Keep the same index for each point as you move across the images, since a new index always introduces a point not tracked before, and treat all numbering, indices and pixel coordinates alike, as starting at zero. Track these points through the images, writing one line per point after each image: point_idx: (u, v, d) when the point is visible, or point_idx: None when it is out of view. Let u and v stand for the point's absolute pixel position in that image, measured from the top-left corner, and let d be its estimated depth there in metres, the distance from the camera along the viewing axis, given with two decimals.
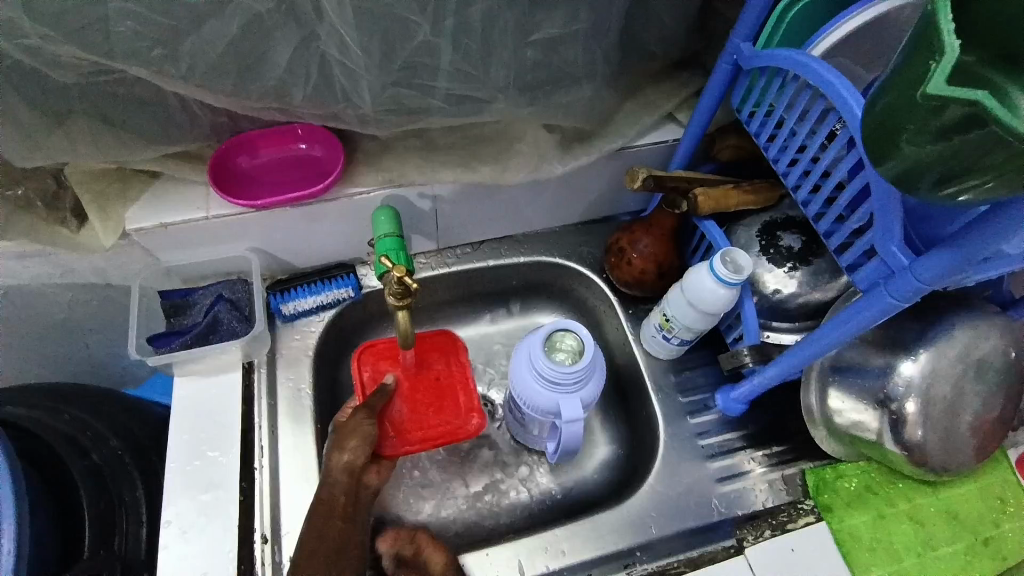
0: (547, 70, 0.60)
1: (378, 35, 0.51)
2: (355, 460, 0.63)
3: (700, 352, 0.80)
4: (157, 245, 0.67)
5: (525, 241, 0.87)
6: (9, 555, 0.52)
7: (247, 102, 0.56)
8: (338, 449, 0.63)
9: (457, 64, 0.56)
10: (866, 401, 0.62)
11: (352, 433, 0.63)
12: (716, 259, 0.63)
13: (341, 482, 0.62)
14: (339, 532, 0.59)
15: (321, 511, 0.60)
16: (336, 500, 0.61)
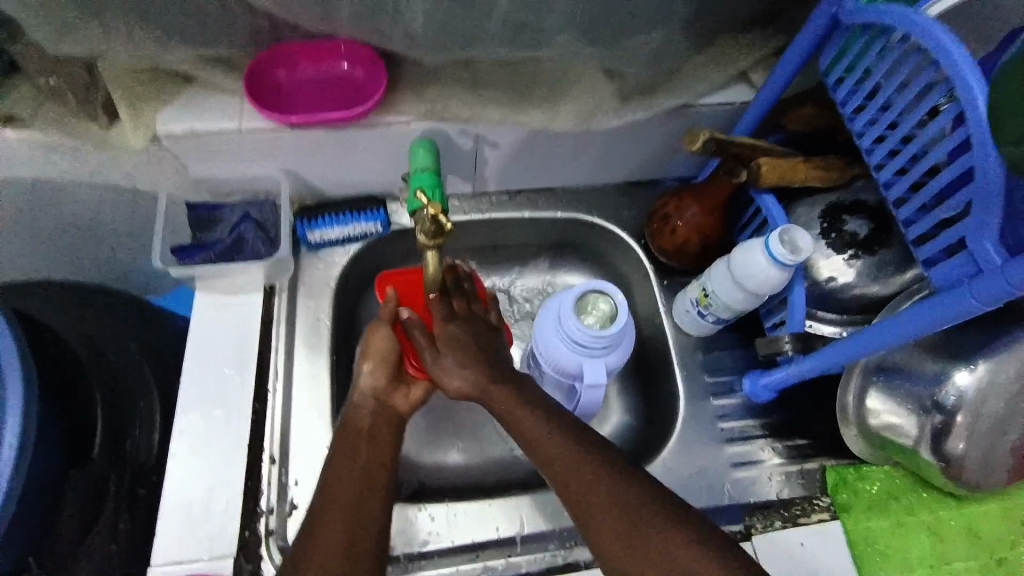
0: (617, 5, 0.54)
1: None
2: (381, 382, 0.60)
3: (733, 333, 0.76)
4: (186, 153, 0.64)
5: (564, 195, 0.83)
6: (9, 448, 0.52)
7: (289, 5, 0.51)
8: (359, 369, 0.61)
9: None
10: (908, 407, 0.58)
11: (375, 351, 0.61)
12: (773, 238, 0.58)
13: (368, 405, 0.59)
14: (367, 457, 0.55)
15: (345, 437, 0.56)
16: (361, 424, 0.57)
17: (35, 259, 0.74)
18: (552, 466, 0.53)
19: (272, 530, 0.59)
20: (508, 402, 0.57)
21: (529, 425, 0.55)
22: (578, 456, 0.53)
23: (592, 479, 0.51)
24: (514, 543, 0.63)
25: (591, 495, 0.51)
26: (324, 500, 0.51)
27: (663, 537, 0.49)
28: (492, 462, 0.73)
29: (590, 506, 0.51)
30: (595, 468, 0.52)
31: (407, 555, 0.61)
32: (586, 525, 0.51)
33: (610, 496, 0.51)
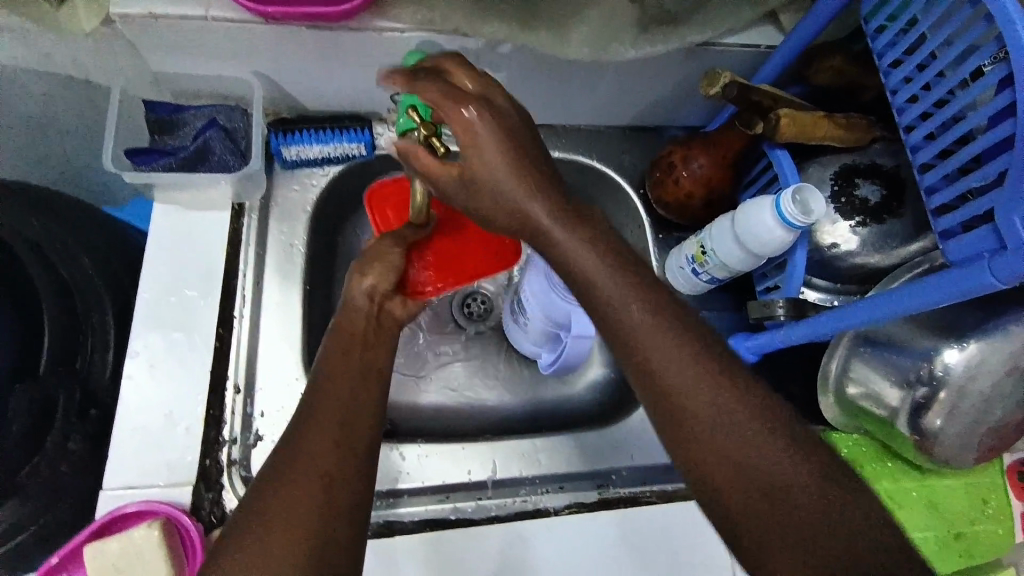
0: None
1: None
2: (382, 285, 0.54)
3: (723, 294, 0.74)
4: (145, 41, 0.56)
5: (564, 134, 0.78)
6: None
7: None
8: (359, 274, 0.54)
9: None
10: (894, 379, 0.58)
11: (378, 260, 0.55)
12: (785, 198, 0.55)
13: (364, 309, 0.53)
14: (363, 360, 0.50)
15: (341, 337, 0.51)
16: (358, 326, 0.52)
17: None
18: (614, 320, 0.44)
19: (234, 461, 0.56)
20: (564, 233, 0.46)
21: (589, 263, 0.46)
22: (646, 316, 0.43)
23: (662, 342, 0.42)
24: (485, 487, 0.62)
25: (654, 363, 0.42)
26: (315, 401, 0.46)
27: (729, 423, 0.40)
28: (468, 406, 0.72)
29: (653, 373, 0.42)
30: (667, 330, 0.43)
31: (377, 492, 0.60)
32: (648, 399, 0.43)
33: (667, 345, 0.42)
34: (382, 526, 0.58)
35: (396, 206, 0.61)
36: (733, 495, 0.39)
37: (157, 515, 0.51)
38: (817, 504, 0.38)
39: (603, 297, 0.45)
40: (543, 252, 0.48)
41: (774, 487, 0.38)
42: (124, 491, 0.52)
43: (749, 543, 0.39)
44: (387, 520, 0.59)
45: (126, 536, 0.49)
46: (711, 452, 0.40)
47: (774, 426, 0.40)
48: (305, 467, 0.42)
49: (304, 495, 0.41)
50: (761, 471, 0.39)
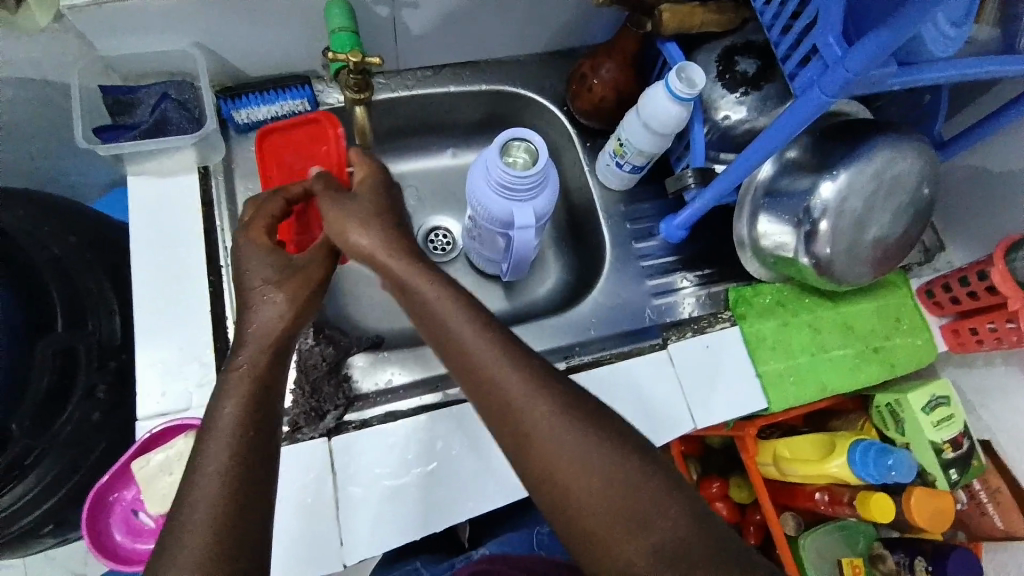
0: None
1: None
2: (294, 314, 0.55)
3: (650, 184, 0.84)
4: (96, 32, 0.62)
5: (487, 69, 0.87)
6: None
7: None
8: (270, 291, 0.55)
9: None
10: (789, 221, 0.69)
11: (297, 275, 0.56)
12: (672, 76, 0.64)
13: (268, 323, 0.54)
14: (264, 383, 0.51)
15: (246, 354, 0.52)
16: (266, 344, 0.53)
17: None
18: (454, 338, 0.51)
19: None
20: (408, 263, 0.55)
21: (433, 291, 0.53)
22: (486, 338, 0.50)
23: (496, 365, 0.49)
24: None
25: (486, 370, 0.49)
26: (216, 425, 0.47)
27: (564, 415, 0.48)
28: None
29: (473, 368, 0.50)
30: (502, 351, 0.50)
31: (374, 391, 0.69)
32: (488, 408, 0.49)
33: (486, 345, 0.50)
34: (385, 415, 0.67)
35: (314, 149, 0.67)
36: (549, 458, 0.47)
37: (189, 429, 0.60)
38: (620, 476, 0.46)
39: (441, 317, 0.52)
40: (383, 271, 0.56)
41: (593, 463, 0.46)
42: (153, 420, 0.61)
43: (588, 543, 0.45)
44: (389, 411, 0.67)
45: (168, 446, 0.58)
46: (537, 430, 0.47)
47: (611, 448, 0.47)
48: (217, 469, 0.45)
49: (226, 501, 0.44)
50: (594, 479, 0.46)
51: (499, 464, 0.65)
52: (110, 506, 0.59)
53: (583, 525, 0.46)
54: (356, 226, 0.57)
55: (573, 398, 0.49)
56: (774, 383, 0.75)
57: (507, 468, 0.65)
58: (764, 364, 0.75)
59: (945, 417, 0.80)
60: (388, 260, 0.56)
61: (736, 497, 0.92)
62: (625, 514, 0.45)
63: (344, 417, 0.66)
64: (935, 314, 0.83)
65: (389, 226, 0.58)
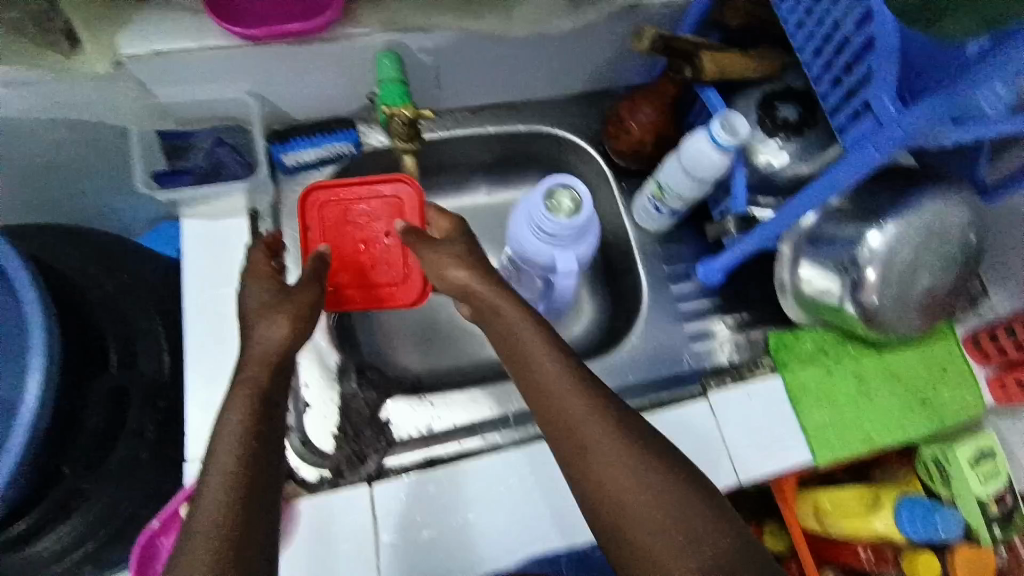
0: None
1: None
2: (292, 334, 0.54)
3: (687, 226, 0.84)
4: (150, 77, 0.64)
5: (525, 109, 0.88)
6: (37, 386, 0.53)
7: None
8: (269, 321, 0.54)
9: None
10: (833, 268, 0.68)
11: (295, 302, 0.56)
12: (714, 124, 0.64)
13: (272, 340, 0.53)
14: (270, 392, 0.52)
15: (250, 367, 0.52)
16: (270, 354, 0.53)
17: (11, 199, 0.76)
18: (510, 333, 0.57)
19: (291, 426, 0.66)
20: (463, 264, 0.60)
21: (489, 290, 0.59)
22: (538, 337, 0.56)
23: (546, 359, 0.54)
24: (507, 419, 0.71)
25: (536, 364, 0.55)
26: (228, 424, 0.49)
27: (607, 412, 0.52)
28: (480, 360, 0.80)
29: (526, 361, 0.55)
30: (551, 350, 0.55)
31: (414, 436, 0.68)
32: (537, 396, 0.54)
33: (539, 341, 0.55)
34: (424, 461, 0.67)
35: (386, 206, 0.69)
36: (591, 453, 0.51)
37: None
38: (652, 480, 0.49)
39: (502, 314, 0.58)
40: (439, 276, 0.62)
41: (632, 462, 0.50)
42: (201, 461, 0.62)
43: (623, 539, 0.48)
44: (428, 457, 0.67)
45: None
46: (582, 427, 0.51)
47: (649, 452, 0.51)
48: (227, 476, 0.47)
49: (233, 507, 0.46)
50: (630, 480, 0.49)
51: (532, 517, 0.64)
52: (155, 553, 0.60)
53: (619, 521, 0.49)
54: (444, 253, 0.60)
55: (612, 403, 0.53)
56: (817, 434, 0.73)
57: (545, 519, 0.64)
58: (807, 414, 0.73)
59: (990, 472, 0.77)
60: (446, 261, 0.60)
61: (772, 546, 0.90)
62: (662, 514, 0.48)
63: (384, 463, 0.66)
64: (981, 365, 0.80)
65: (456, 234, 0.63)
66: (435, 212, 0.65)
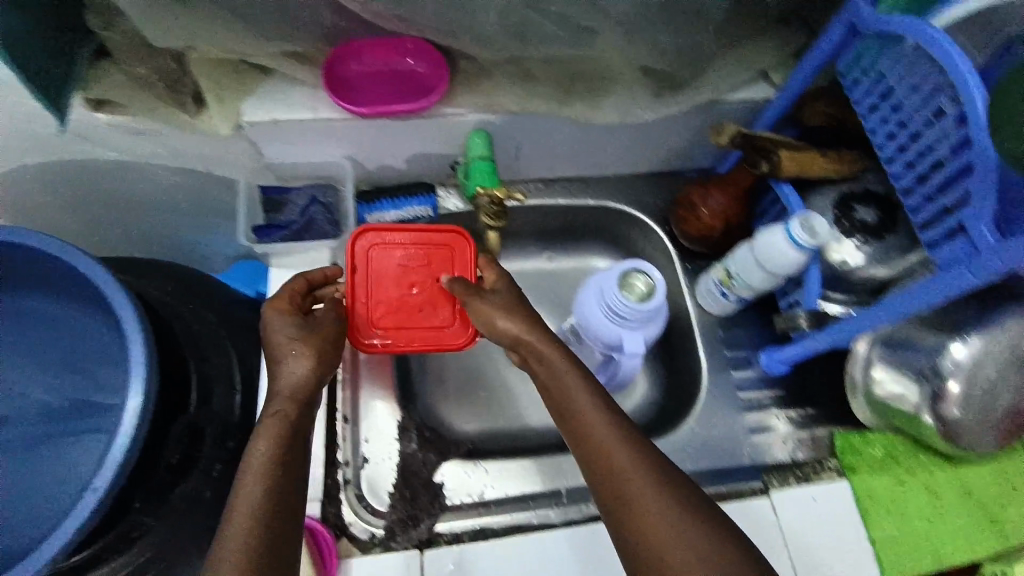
0: None
1: None
2: (318, 370, 0.56)
3: (751, 313, 0.83)
4: (263, 138, 0.69)
5: (594, 184, 0.91)
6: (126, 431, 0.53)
7: (374, 7, 0.53)
8: (295, 357, 0.56)
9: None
10: (910, 375, 0.67)
11: (319, 339, 0.58)
12: (793, 223, 0.65)
13: (298, 374, 0.55)
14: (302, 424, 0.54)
15: (284, 399, 0.54)
16: (301, 391, 0.55)
17: (120, 231, 0.83)
18: (556, 384, 0.58)
19: (347, 479, 0.66)
20: (508, 311, 0.61)
21: (538, 339, 0.59)
22: (586, 390, 0.57)
23: (592, 412, 0.55)
24: (560, 495, 0.70)
25: (582, 420, 0.55)
26: (262, 453, 0.51)
27: (654, 469, 0.52)
28: (530, 427, 0.79)
29: (572, 414, 0.56)
30: (599, 404, 0.56)
31: (466, 502, 0.68)
32: (582, 448, 0.54)
33: (586, 395, 0.56)
34: (476, 531, 0.67)
35: (438, 255, 0.69)
36: (639, 513, 0.50)
37: None
38: (701, 546, 0.48)
39: (548, 365, 0.58)
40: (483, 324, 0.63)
41: (683, 521, 0.49)
42: None
43: None
44: (482, 527, 0.67)
45: None
46: (628, 484, 0.51)
47: (698, 516, 0.49)
48: (254, 498, 0.48)
49: (258, 528, 0.47)
50: (680, 542, 0.48)
51: None
52: None
53: None
54: (489, 302, 0.62)
55: (660, 461, 0.52)
56: (888, 549, 0.69)
57: None
58: (876, 526, 0.70)
59: None
60: (491, 311, 0.61)
61: None
62: None
63: (435, 529, 0.66)
64: None
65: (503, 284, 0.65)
66: (487, 262, 0.68)
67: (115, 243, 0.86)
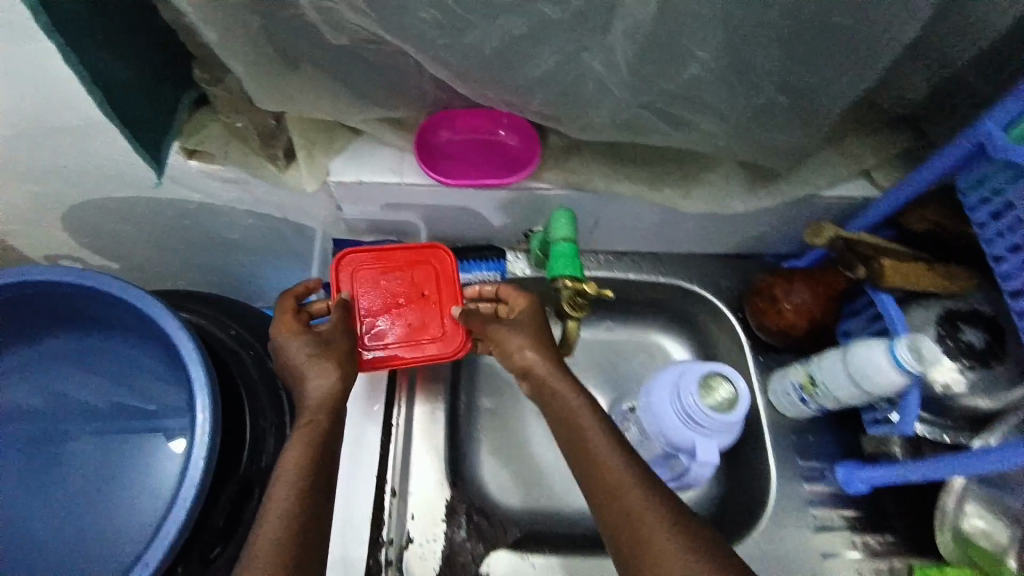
0: (794, 116, 0.53)
1: (651, 60, 0.46)
2: (341, 379, 0.59)
3: (828, 419, 0.78)
4: (345, 195, 0.69)
5: (666, 260, 0.87)
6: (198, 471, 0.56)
7: (487, 93, 0.51)
8: (314, 371, 0.58)
9: (729, 101, 0.50)
10: (1003, 517, 0.65)
11: (334, 352, 0.60)
12: (897, 343, 0.60)
13: (322, 385, 0.58)
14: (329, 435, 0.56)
15: (314, 410, 0.57)
16: (324, 402, 0.58)
17: (189, 260, 0.84)
18: (563, 412, 0.59)
19: (392, 560, 0.65)
20: (523, 336, 0.63)
21: (547, 369, 0.61)
22: (594, 415, 0.57)
23: (597, 440, 0.55)
24: None
25: (590, 451, 0.55)
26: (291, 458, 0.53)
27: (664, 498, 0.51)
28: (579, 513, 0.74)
29: (580, 442, 0.56)
30: (606, 434, 0.56)
31: None
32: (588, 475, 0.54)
33: (592, 421, 0.57)
34: None
35: (420, 270, 0.69)
36: (648, 539, 0.48)
37: None
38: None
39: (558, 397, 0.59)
40: (504, 356, 0.64)
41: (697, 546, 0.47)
42: None
43: None
44: None
45: None
46: (635, 508, 0.50)
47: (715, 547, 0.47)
48: (283, 508, 0.49)
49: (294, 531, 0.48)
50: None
51: None
52: None
53: None
54: (509, 332, 0.63)
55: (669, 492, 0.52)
56: None
57: None
58: None
59: None
60: (513, 342, 0.63)
61: None
62: None
63: None
64: None
65: (530, 314, 0.65)
66: (510, 291, 0.68)
67: (184, 269, 0.87)
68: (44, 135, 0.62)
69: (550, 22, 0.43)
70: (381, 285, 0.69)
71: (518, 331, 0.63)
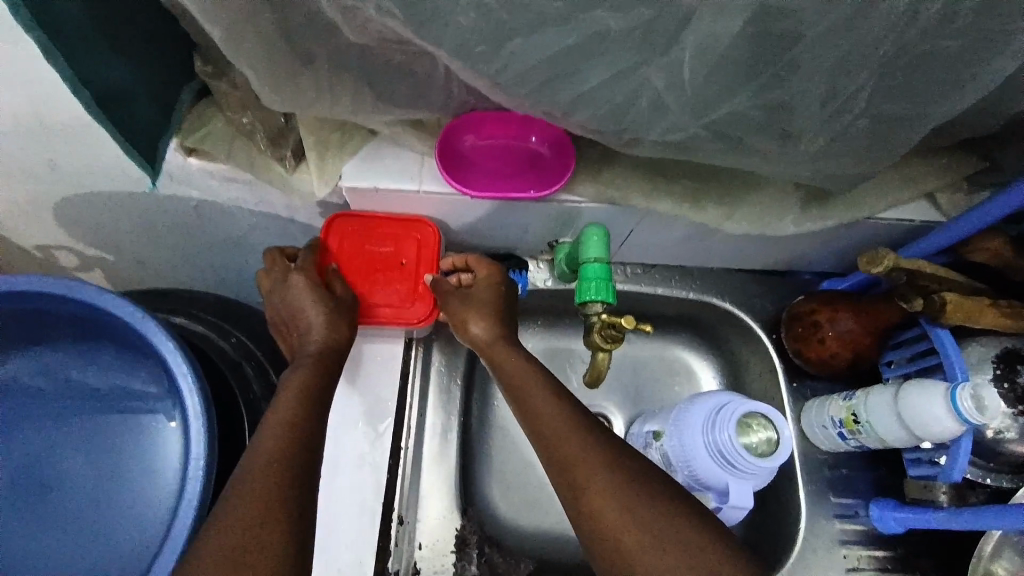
0: (869, 144, 0.47)
1: (719, 80, 0.39)
2: (339, 329, 0.59)
3: (862, 453, 0.73)
4: (357, 201, 0.63)
5: (697, 275, 0.81)
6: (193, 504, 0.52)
7: (525, 107, 0.45)
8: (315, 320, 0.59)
9: (803, 126, 0.44)
10: None
11: (340, 306, 0.60)
12: (961, 390, 0.55)
13: (320, 335, 0.58)
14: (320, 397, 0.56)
15: (302, 371, 0.57)
16: (317, 356, 0.58)
17: (189, 256, 0.79)
18: (519, 395, 0.59)
19: None
20: (480, 313, 0.63)
21: (504, 349, 0.62)
22: (550, 396, 0.58)
23: (552, 416, 0.57)
24: None
25: (550, 434, 0.56)
26: (275, 421, 0.53)
27: (626, 476, 0.53)
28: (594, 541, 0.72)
29: (538, 422, 0.57)
30: (564, 413, 0.57)
31: None
32: (548, 452, 0.56)
33: (548, 402, 0.58)
34: None
35: (407, 240, 0.65)
36: (607, 510, 0.51)
37: None
38: (675, 538, 0.49)
39: (517, 375, 0.60)
40: (462, 333, 0.65)
41: (655, 513, 0.50)
42: None
43: None
44: None
45: None
46: (592, 480, 0.52)
47: (674, 510, 0.51)
48: (270, 457, 0.51)
49: (272, 507, 0.48)
50: (653, 537, 0.49)
51: None
52: None
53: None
54: (464, 306, 0.64)
55: (629, 460, 0.54)
56: None
57: None
58: None
59: None
60: (470, 319, 0.63)
61: None
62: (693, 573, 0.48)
63: None
64: None
65: (489, 288, 0.65)
66: (477, 260, 0.67)
67: (184, 266, 0.82)
68: (32, 128, 0.56)
69: (610, 33, 0.36)
70: (367, 251, 0.65)
71: (477, 304, 0.64)
